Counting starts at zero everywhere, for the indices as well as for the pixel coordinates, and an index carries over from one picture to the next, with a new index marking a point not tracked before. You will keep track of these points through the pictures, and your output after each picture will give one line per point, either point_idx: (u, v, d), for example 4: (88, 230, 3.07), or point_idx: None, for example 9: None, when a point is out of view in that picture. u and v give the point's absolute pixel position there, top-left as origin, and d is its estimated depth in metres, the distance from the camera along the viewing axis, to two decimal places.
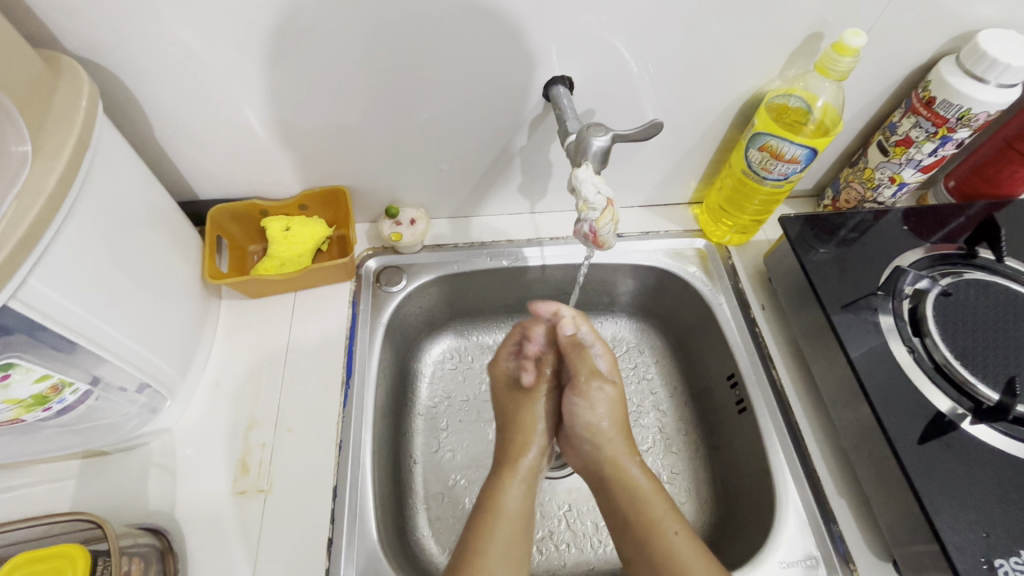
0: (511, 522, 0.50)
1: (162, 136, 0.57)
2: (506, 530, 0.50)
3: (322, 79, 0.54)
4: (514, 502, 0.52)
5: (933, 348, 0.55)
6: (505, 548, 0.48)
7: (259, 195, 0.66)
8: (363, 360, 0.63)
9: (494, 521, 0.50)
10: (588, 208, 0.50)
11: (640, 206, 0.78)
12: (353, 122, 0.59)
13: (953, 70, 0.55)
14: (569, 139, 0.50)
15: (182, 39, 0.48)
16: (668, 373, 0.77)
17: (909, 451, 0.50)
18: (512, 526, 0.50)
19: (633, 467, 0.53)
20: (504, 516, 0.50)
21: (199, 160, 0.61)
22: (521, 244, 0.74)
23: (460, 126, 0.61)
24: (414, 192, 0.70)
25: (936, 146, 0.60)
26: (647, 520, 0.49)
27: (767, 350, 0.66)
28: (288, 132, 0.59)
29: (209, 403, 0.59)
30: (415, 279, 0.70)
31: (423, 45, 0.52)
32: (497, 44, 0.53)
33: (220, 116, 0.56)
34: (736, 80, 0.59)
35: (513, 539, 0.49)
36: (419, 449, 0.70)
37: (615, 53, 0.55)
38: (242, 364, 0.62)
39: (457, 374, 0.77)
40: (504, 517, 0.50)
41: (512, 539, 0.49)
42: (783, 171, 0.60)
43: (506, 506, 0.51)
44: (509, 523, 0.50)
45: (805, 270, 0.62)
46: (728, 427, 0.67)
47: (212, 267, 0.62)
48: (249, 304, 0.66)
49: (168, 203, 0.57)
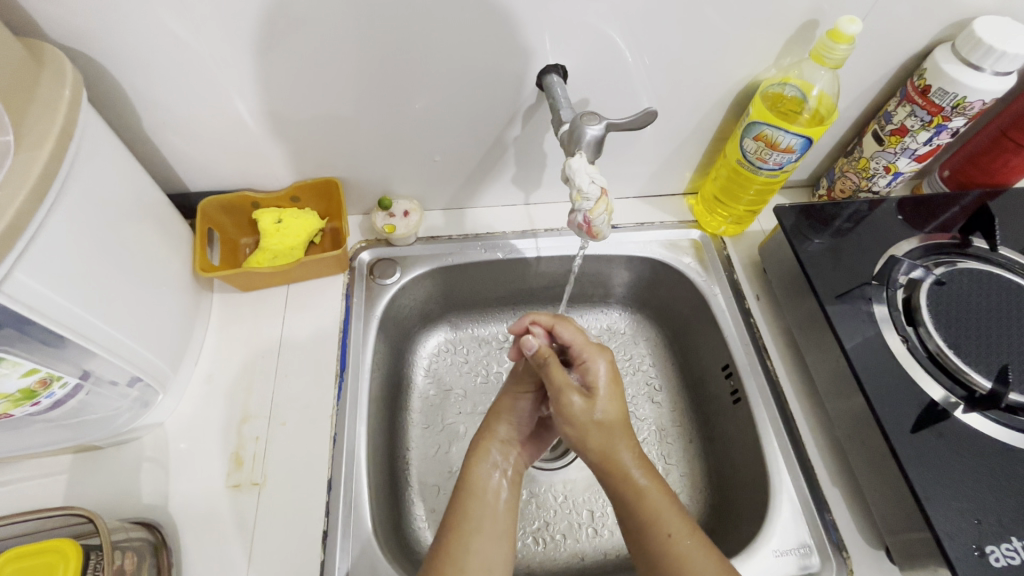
0: (490, 504, 0.50)
1: (150, 128, 0.56)
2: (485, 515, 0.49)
3: (312, 68, 0.53)
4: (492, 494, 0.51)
5: (927, 337, 0.55)
6: (489, 533, 0.48)
7: (250, 187, 0.66)
8: (357, 352, 0.63)
9: (472, 504, 0.50)
10: (582, 198, 0.49)
11: (635, 197, 0.77)
12: (345, 113, 0.58)
13: (949, 58, 0.55)
14: (563, 128, 0.49)
15: (168, 27, 0.47)
16: (663, 364, 0.77)
17: (902, 439, 0.51)
18: (491, 507, 0.50)
19: (628, 468, 0.49)
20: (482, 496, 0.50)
21: (189, 153, 0.60)
22: (516, 236, 0.73)
23: (453, 116, 0.61)
24: (408, 183, 0.69)
25: (931, 135, 0.59)
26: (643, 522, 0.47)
27: (761, 341, 0.66)
28: (278, 122, 0.58)
29: (201, 397, 0.59)
30: (409, 271, 0.70)
31: (415, 33, 0.51)
32: (490, 32, 0.52)
33: (210, 107, 0.55)
34: (731, 69, 0.59)
35: (493, 517, 0.49)
36: (414, 441, 0.70)
37: (609, 41, 0.55)
38: (234, 358, 0.61)
39: (453, 368, 0.76)
40: (479, 496, 0.50)
41: (493, 518, 0.49)
42: (778, 161, 0.60)
43: (483, 487, 0.51)
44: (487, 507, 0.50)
45: (800, 260, 0.62)
46: (722, 418, 0.68)
47: (203, 259, 0.61)
48: (241, 298, 0.65)
49: (157, 196, 0.56)
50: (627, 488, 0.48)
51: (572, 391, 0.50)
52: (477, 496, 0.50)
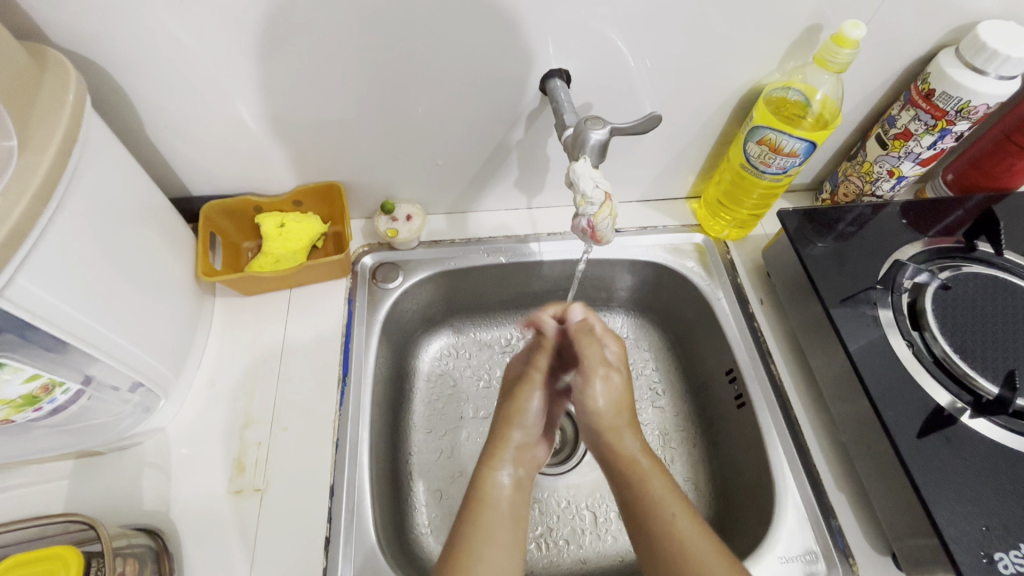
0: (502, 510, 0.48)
1: (153, 132, 0.56)
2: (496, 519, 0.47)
3: (316, 72, 0.53)
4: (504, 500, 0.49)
5: (932, 342, 0.55)
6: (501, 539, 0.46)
7: (252, 191, 0.66)
8: (360, 356, 0.63)
9: (483, 512, 0.48)
10: (586, 203, 0.48)
11: (638, 201, 0.77)
12: (348, 117, 0.58)
13: (953, 62, 0.55)
14: (567, 132, 0.48)
15: (170, 31, 0.47)
16: (667, 368, 0.77)
17: (908, 444, 0.50)
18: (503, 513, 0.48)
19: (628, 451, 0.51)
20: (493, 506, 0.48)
21: (192, 157, 0.60)
22: (518, 240, 0.73)
23: (456, 119, 0.60)
24: (410, 187, 0.69)
25: (936, 139, 0.59)
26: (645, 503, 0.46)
27: (765, 346, 0.65)
28: (281, 126, 0.58)
29: (204, 401, 0.58)
30: (411, 276, 0.70)
31: (418, 37, 0.51)
32: (493, 35, 0.52)
33: (213, 112, 0.55)
34: (734, 72, 0.59)
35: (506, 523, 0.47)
36: (417, 446, 0.70)
37: (612, 45, 0.55)
38: (236, 362, 0.61)
39: (455, 372, 0.76)
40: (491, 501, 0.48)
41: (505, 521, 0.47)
42: (782, 164, 0.59)
43: (496, 497, 0.49)
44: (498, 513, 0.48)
45: (804, 264, 0.62)
46: (726, 423, 0.67)
47: (205, 263, 0.61)
48: (244, 302, 0.65)
49: (160, 200, 0.56)
50: (636, 494, 0.48)
51: (601, 368, 0.54)
52: (489, 501, 0.48)
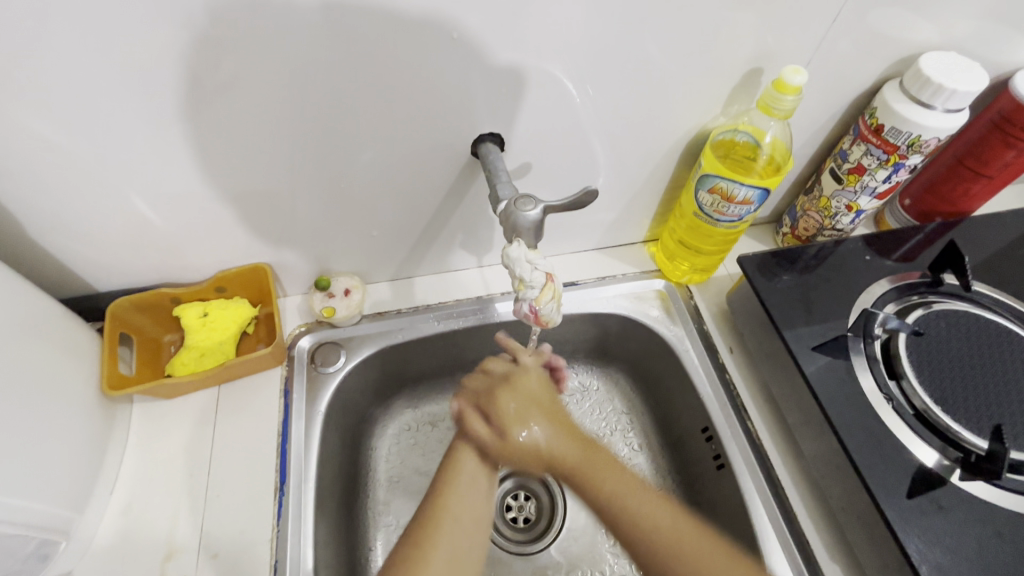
0: (466, 518, 0.50)
1: (39, 234, 0.50)
2: (455, 527, 0.49)
3: (218, 155, 0.48)
4: (469, 493, 0.52)
5: (911, 393, 0.51)
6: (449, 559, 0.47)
7: (169, 281, 0.60)
8: (300, 458, 0.56)
9: (438, 515, 0.49)
10: (526, 286, 0.45)
11: (594, 249, 0.73)
12: (264, 197, 0.53)
13: (898, 96, 0.53)
14: (500, 207, 0.44)
15: (38, 131, 0.42)
16: (642, 422, 0.73)
17: (898, 512, 0.47)
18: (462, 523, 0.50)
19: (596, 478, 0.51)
20: (451, 511, 0.50)
21: (91, 254, 0.54)
22: (470, 302, 0.68)
23: (385, 187, 0.56)
24: (346, 259, 0.64)
25: (890, 173, 0.57)
26: (629, 521, 0.48)
27: (739, 400, 0.61)
28: (188, 213, 0.53)
29: (119, 531, 0.52)
30: (355, 355, 0.64)
31: (328, 109, 0.47)
32: (408, 102, 0.48)
33: (106, 205, 0.49)
34: (676, 119, 0.56)
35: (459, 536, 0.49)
36: (378, 542, 0.64)
37: (540, 104, 0.51)
38: (158, 480, 0.54)
39: (416, 450, 0.70)
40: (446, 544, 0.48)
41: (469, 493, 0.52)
42: (736, 213, 0.56)
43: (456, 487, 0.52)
44: (462, 517, 0.50)
45: (769, 312, 0.58)
46: (707, 484, 0.63)
47: (112, 375, 0.54)
48: (165, 406, 0.58)
49: (51, 313, 0.49)
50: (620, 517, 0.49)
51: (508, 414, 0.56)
52: (447, 510, 0.50)
